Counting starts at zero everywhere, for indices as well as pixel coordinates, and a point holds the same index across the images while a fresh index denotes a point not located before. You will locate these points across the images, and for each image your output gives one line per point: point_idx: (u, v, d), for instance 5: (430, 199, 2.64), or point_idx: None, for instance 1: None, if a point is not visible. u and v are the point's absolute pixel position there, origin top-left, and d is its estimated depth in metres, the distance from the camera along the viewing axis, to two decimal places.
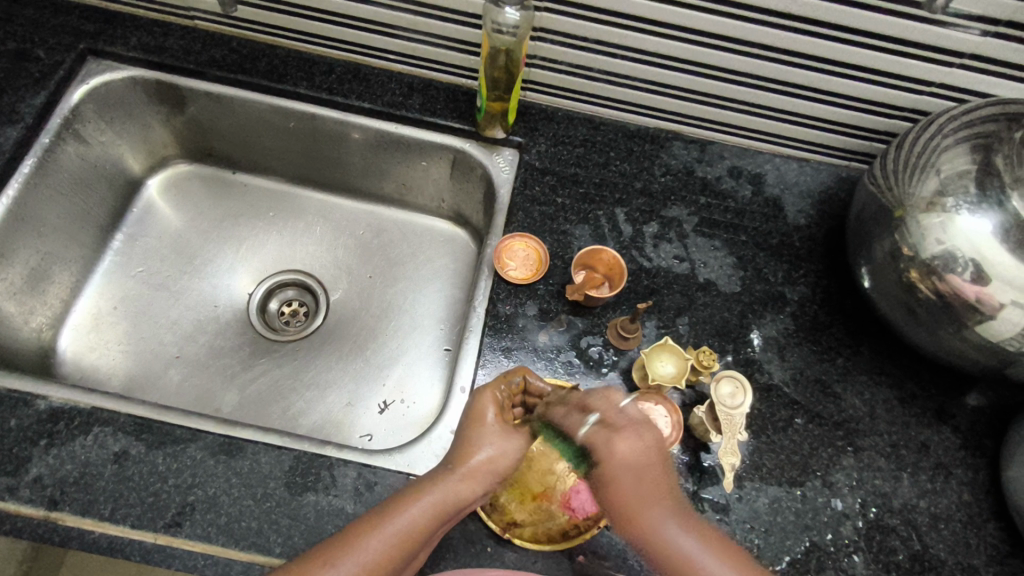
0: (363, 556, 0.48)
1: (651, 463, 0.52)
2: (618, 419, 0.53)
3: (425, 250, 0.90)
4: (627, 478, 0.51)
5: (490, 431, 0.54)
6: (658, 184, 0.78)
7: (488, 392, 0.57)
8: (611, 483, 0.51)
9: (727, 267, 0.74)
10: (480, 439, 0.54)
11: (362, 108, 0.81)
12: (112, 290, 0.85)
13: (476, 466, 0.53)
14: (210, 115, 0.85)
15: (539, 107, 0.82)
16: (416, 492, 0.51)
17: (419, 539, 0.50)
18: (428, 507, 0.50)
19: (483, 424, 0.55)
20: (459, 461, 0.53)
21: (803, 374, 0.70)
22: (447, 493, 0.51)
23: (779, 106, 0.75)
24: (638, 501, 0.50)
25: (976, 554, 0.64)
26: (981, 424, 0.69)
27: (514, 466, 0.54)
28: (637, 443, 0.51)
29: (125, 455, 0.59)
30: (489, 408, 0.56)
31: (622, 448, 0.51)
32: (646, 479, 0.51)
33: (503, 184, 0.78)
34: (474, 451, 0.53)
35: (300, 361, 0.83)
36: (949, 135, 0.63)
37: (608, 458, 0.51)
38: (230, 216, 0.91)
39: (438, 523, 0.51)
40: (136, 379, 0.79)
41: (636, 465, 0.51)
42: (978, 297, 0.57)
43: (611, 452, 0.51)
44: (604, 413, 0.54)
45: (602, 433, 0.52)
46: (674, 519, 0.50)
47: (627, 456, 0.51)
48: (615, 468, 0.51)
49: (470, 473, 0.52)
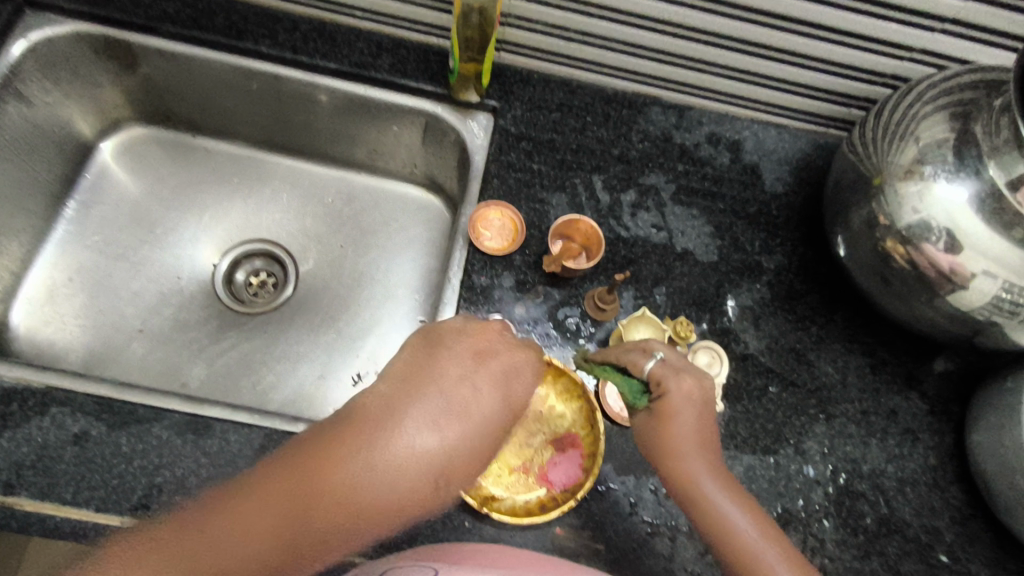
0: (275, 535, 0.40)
1: (705, 407, 0.53)
2: (683, 362, 0.54)
3: (397, 218, 0.87)
4: (686, 417, 0.51)
5: (465, 373, 0.50)
6: (637, 150, 0.77)
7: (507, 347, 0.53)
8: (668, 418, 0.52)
9: (705, 236, 0.74)
10: (448, 386, 0.48)
11: (328, 69, 0.77)
12: (67, 261, 0.81)
13: (402, 461, 0.44)
14: (165, 75, 0.80)
15: (514, 69, 0.79)
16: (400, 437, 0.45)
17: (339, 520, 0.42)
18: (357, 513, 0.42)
19: (443, 350, 0.51)
20: (354, 483, 0.42)
21: (778, 343, 0.70)
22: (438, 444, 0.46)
23: (760, 70, 0.73)
24: (692, 440, 0.51)
25: (939, 516, 0.66)
26: (947, 389, 0.71)
27: (488, 415, 0.49)
28: (703, 385, 0.53)
29: (85, 436, 0.57)
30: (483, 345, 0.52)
31: (688, 385, 0.52)
32: (702, 421, 0.52)
33: (477, 150, 0.75)
34: (407, 442, 0.45)
35: (269, 334, 0.80)
36: (929, 102, 0.63)
37: (676, 393, 0.52)
38: (190, 182, 0.86)
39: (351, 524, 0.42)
40: (96, 354, 0.76)
41: (697, 406, 0.52)
42: (951, 268, 0.58)
43: (677, 385, 0.52)
44: (669, 355, 0.55)
45: (667, 369, 0.53)
46: (714, 474, 0.50)
47: (691, 394, 0.52)
48: (678, 403, 0.52)
49: (407, 462, 0.44)
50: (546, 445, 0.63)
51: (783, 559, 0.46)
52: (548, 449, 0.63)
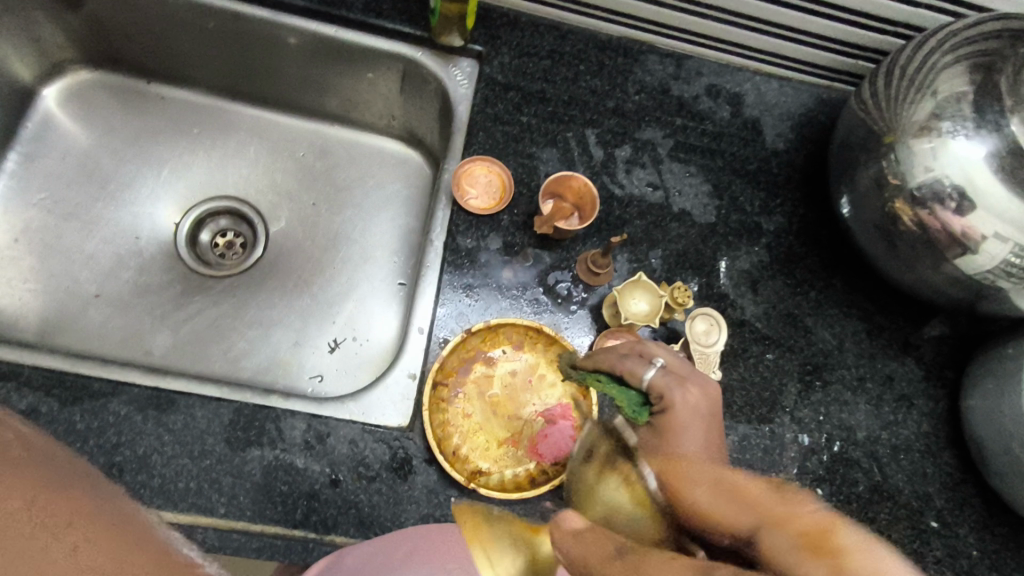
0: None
1: (713, 423, 0.47)
2: (685, 370, 0.49)
3: (374, 174, 0.81)
4: (688, 431, 0.45)
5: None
6: (632, 102, 0.71)
7: None
8: (672, 434, 0.44)
9: (703, 196, 0.70)
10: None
11: (296, 7, 0.70)
12: (12, 220, 0.74)
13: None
14: (112, 13, 0.72)
15: (500, 10, 0.72)
16: None
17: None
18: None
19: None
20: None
21: (775, 309, 0.68)
22: None
23: (765, 16, 0.68)
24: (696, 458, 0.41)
25: (930, 482, 0.65)
26: (943, 355, 0.69)
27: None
28: (709, 397, 0.47)
29: (34, 413, 0.52)
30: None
31: (693, 396, 0.46)
32: (707, 438, 0.45)
33: (460, 100, 0.69)
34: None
35: (238, 299, 0.75)
36: (948, 53, 0.58)
37: (681, 404, 0.46)
38: (147, 134, 0.79)
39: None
40: (48, 322, 0.70)
41: (706, 415, 0.46)
42: (963, 231, 0.55)
43: (683, 396, 0.46)
44: (669, 363, 0.49)
45: (669, 378, 0.47)
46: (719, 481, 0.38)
47: (696, 406, 0.46)
48: (684, 415, 0.46)
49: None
50: (536, 416, 0.60)
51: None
52: (538, 420, 0.60)
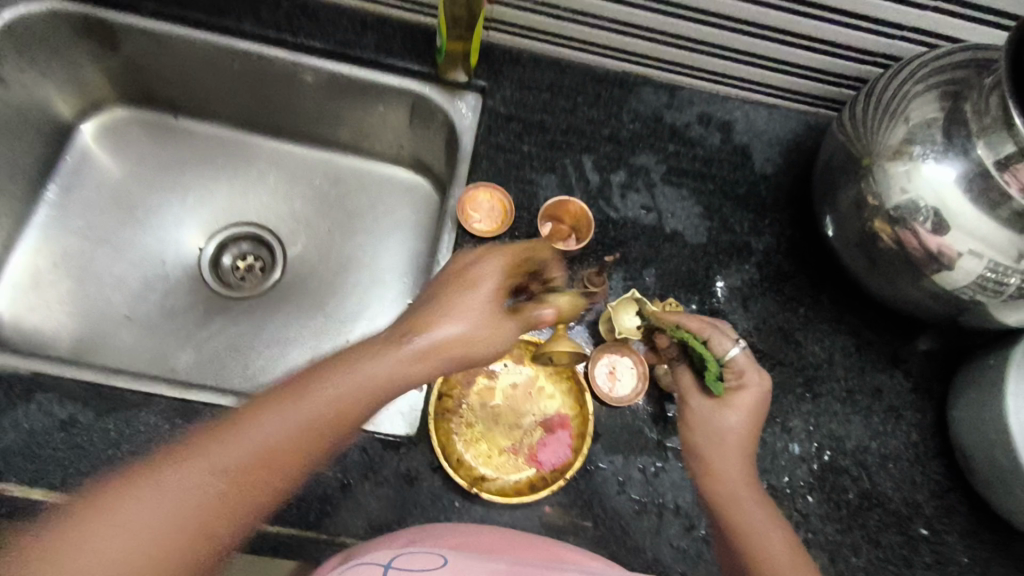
0: (270, 433, 0.43)
1: (758, 421, 0.56)
2: (754, 361, 0.57)
3: (386, 200, 0.86)
4: (735, 423, 0.55)
5: (469, 297, 0.50)
6: (627, 131, 0.76)
7: (492, 261, 0.52)
8: (720, 416, 0.56)
9: (695, 218, 0.74)
10: (452, 310, 0.50)
11: (314, 48, 0.75)
12: (50, 246, 0.79)
13: (433, 345, 0.48)
14: (145, 55, 0.78)
15: (502, 48, 0.78)
16: (349, 360, 0.47)
17: (353, 413, 0.45)
18: (371, 377, 0.46)
19: (468, 289, 0.51)
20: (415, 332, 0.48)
21: (766, 324, 0.71)
22: (396, 366, 0.47)
23: (750, 49, 0.73)
24: (739, 452, 0.54)
25: (919, 490, 0.67)
26: (931, 368, 0.72)
27: (492, 344, 0.51)
28: (764, 396, 0.56)
29: (73, 421, 0.57)
30: (485, 275, 0.51)
31: (756, 387, 0.56)
32: (749, 433, 0.56)
33: (465, 132, 0.74)
34: (438, 322, 0.49)
35: (258, 318, 0.80)
36: (920, 82, 0.62)
37: (735, 393, 0.56)
38: (175, 165, 0.85)
39: (378, 399, 0.46)
40: (84, 339, 0.75)
41: (757, 409, 0.56)
42: (938, 248, 0.58)
43: (746, 384, 0.56)
44: (748, 352, 0.57)
45: (751, 365, 0.56)
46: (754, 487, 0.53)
47: (750, 400, 0.56)
48: (739, 401, 0.55)
49: (423, 346, 0.48)
50: (536, 426, 0.64)
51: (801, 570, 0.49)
52: (537, 430, 0.63)
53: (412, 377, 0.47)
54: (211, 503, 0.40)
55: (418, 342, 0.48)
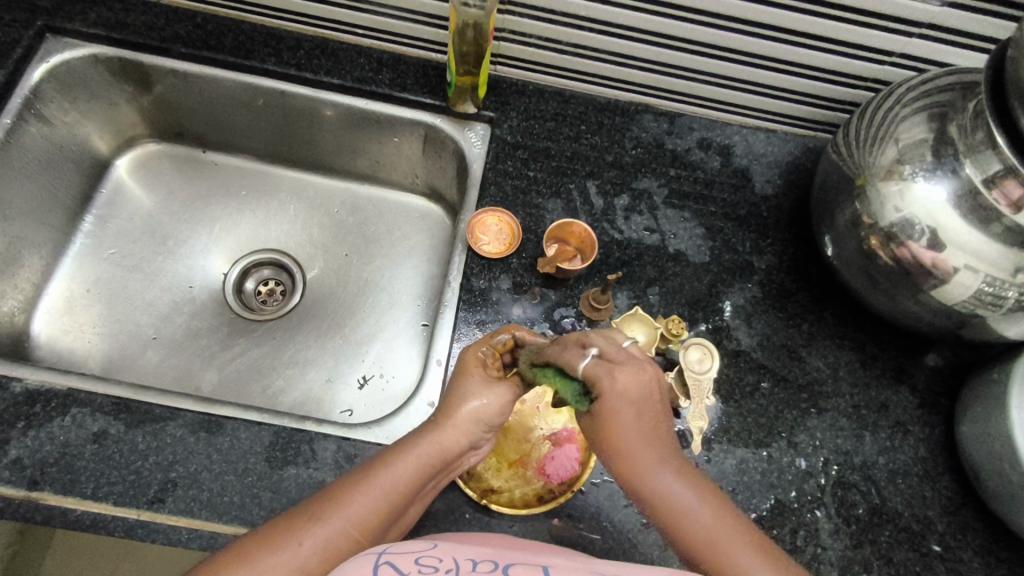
0: (354, 511, 0.49)
1: (648, 403, 0.52)
2: (619, 355, 0.53)
3: (401, 227, 0.90)
4: (624, 416, 0.51)
5: (475, 382, 0.58)
6: (629, 156, 0.79)
7: (473, 349, 0.60)
8: (608, 419, 0.51)
9: (697, 238, 0.76)
10: (466, 392, 0.57)
11: (331, 85, 0.80)
12: (85, 273, 0.84)
13: (465, 416, 0.56)
14: (177, 94, 0.84)
15: (509, 81, 0.82)
16: (400, 448, 0.54)
17: (414, 488, 0.52)
18: (425, 456, 0.53)
19: (467, 376, 0.58)
20: (448, 413, 0.56)
21: (769, 340, 0.72)
22: (438, 439, 0.54)
23: (746, 77, 0.76)
24: (639, 445, 0.50)
25: (930, 505, 0.67)
26: (938, 383, 0.72)
27: (501, 413, 0.58)
28: (641, 378, 0.52)
29: (104, 434, 0.60)
30: (472, 360, 0.59)
31: (623, 380, 0.51)
32: (645, 419, 0.51)
33: (475, 160, 0.78)
34: (464, 402, 0.56)
35: (278, 339, 0.83)
36: (908, 105, 0.65)
37: (608, 391, 0.51)
38: (202, 196, 0.90)
39: (430, 473, 0.54)
40: (115, 361, 0.79)
41: (637, 398, 0.51)
42: (933, 262, 0.59)
43: (612, 383, 0.51)
44: (603, 348, 0.54)
45: (600, 368, 0.52)
46: (668, 469, 0.50)
47: (626, 389, 0.51)
48: (616, 402, 0.51)
49: (458, 424, 0.56)
50: (544, 439, 0.65)
51: (743, 540, 0.46)
52: (545, 443, 0.65)
53: (452, 444, 0.55)
54: (306, 558, 0.46)
55: (455, 420, 0.56)
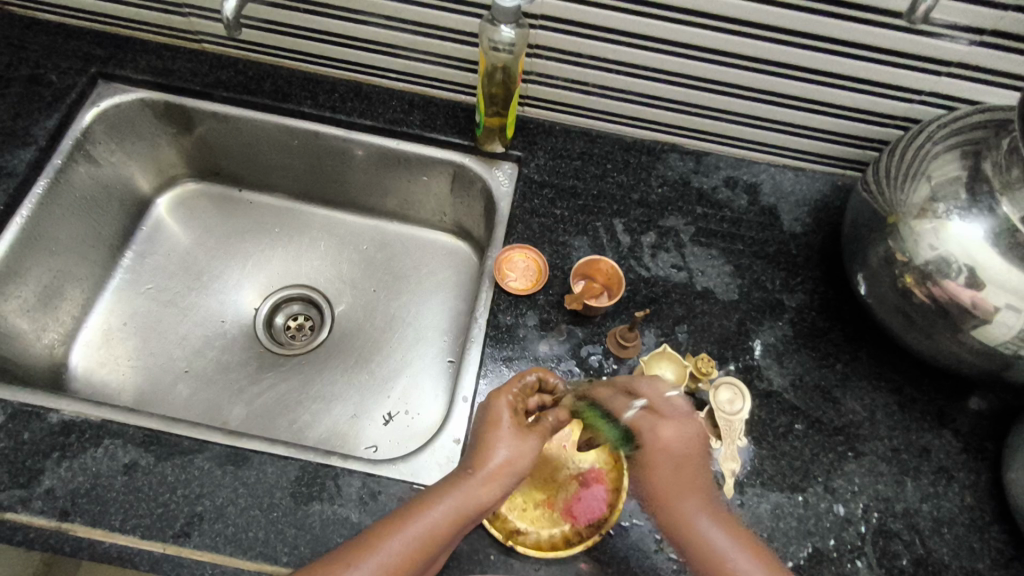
0: (384, 558, 0.50)
1: (692, 453, 0.58)
2: (666, 409, 0.59)
3: (428, 263, 0.91)
4: (668, 463, 0.57)
5: (506, 434, 0.57)
6: (656, 195, 0.80)
7: (502, 398, 0.59)
8: (653, 466, 0.57)
9: (725, 276, 0.75)
10: (497, 442, 0.56)
11: (365, 126, 0.83)
12: (122, 307, 0.86)
13: (494, 469, 0.55)
14: (218, 135, 0.87)
15: (536, 121, 0.84)
16: (431, 498, 0.53)
17: (440, 541, 0.52)
18: (452, 509, 0.53)
19: (500, 427, 0.57)
20: (478, 463, 0.55)
21: (802, 380, 0.71)
22: (467, 492, 0.53)
23: (772, 116, 0.77)
24: (681, 492, 0.56)
25: (980, 558, 0.64)
26: (982, 427, 0.70)
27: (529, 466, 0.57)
28: (682, 430, 0.58)
29: (134, 466, 0.60)
30: (505, 411, 0.58)
31: (666, 433, 0.57)
32: (685, 464, 0.57)
33: (502, 198, 0.79)
34: (493, 455, 0.55)
35: (306, 374, 0.84)
36: (939, 143, 0.64)
37: (653, 443, 0.57)
38: (237, 233, 0.93)
39: (459, 526, 0.53)
40: (147, 394, 0.81)
41: (677, 452, 0.57)
42: (973, 302, 0.58)
43: (656, 437, 0.57)
44: (651, 400, 0.59)
45: (648, 418, 0.58)
46: (707, 512, 0.55)
47: (669, 442, 0.57)
48: (658, 451, 0.57)
49: (487, 475, 0.55)
50: (571, 479, 0.64)
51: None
52: (572, 483, 0.64)
53: (483, 498, 0.54)
54: None
55: (485, 473, 0.55)
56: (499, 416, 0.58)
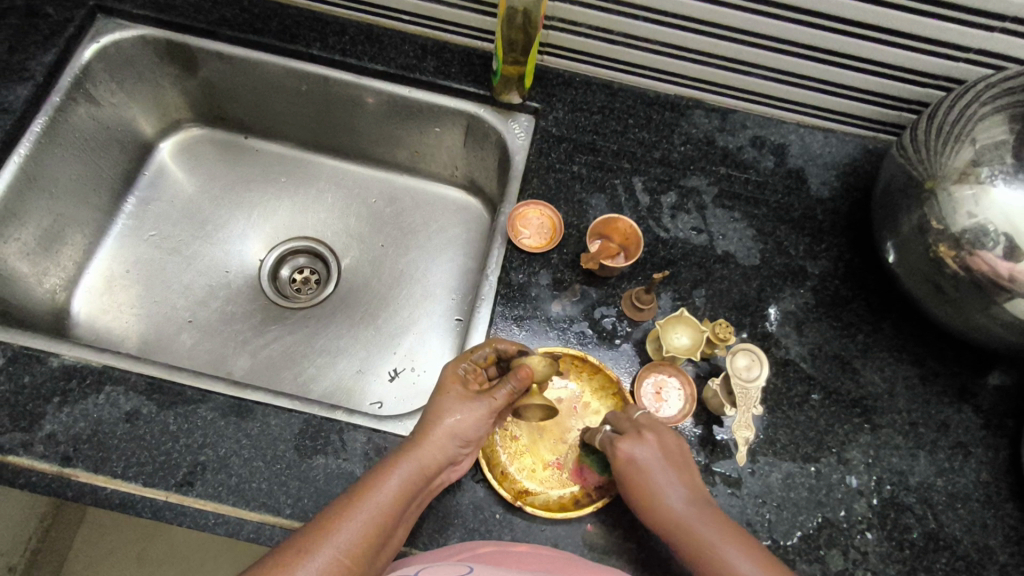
0: (350, 534, 0.46)
1: (666, 456, 0.56)
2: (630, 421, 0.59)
3: (438, 219, 0.89)
4: (632, 464, 0.56)
5: (453, 396, 0.56)
6: (678, 153, 0.76)
7: (450, 365, 0.58)
8: (632, 476, 0.55)
9: (747, 240, 0.73)
10: (444, 408, 0.56)
11: (376, 71, 0.79)
12: (125, 254, 0.85)
13: (446, 432, 0.54)
14: (222, 77, 0.84)
15: (556, 72, 0.80)
16: (387, 467, 0.52)
17: (401, 506, 0.50)
18: (408, 473, 0.51)
19: (446, 392, 0.57)
20: (428, 428, 0.54)
21: (821, 349, 0.68)
22: (420, 456, 0.52)
23: (806, 72, 0.72)
24: (664, 496, 0.54)
25: (992, 534, 0.63)
26: (1003, 404, 0.68)
27: (481, 429, 0.56)
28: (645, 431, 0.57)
29: (137, 414, 0.59)
30: (450, 377, 0.58)
31: (630, 443, 0.56)
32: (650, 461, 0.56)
33: (517, 151, 0.76)
34: (443, 417, 0.55)
35: (311, 328, 0.82)
36: (987, 103, 0.60)
37: (621, 457, 0.56)
38: (241, 182, 0.90)
39: (416, 491, 0.52)
40: (150, 342, 0.80)
41: (653, 459, 0.55)
42: (1010, 274, 0.55)
43: (620, 447, 0.56)
44: (616, 423, 0.59)
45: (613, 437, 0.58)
46: (695, 512, 0.53)
47: (643, 454, 0.56)
48: (630, 465, 0.56)
49: (440, 437, 0.54)
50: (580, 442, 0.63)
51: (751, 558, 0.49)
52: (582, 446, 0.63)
53: (437, 460, 0.53)
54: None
55: (438, 435, 0.54)
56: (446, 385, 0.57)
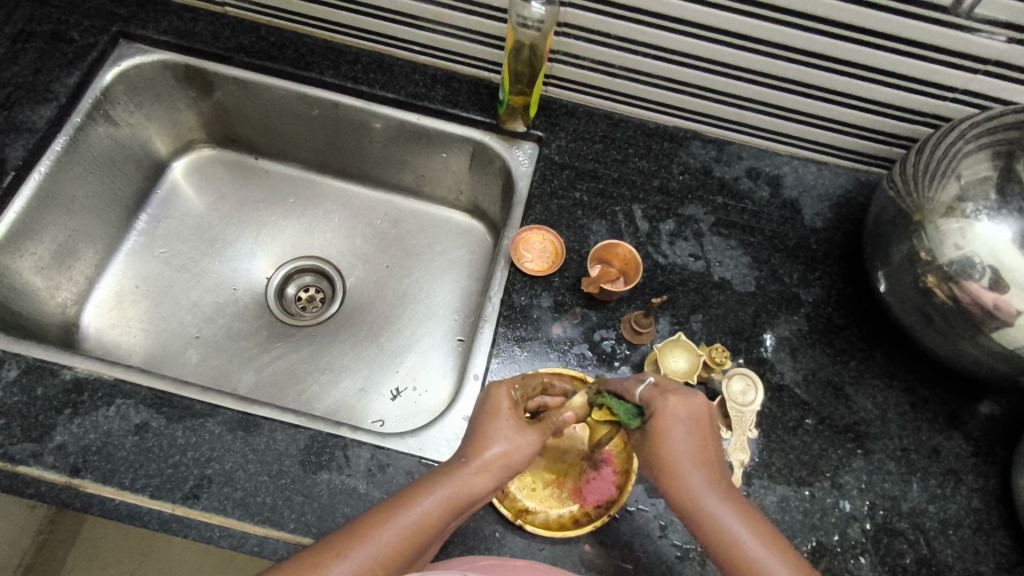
0: (376, 549, 0.46)
1: (698, 423, 0.53)
2: (674, 384, 0.55)
3: (441, 241, 0.91)
4: (679, 438, 0.52)
5: (504, 427, 0.53)
6: (677, 182, 0.79)
7: (504, 387, 0.56)
8: (661, 436, 0.52)
9: (743, 267, 0.75)
10: (494, 434, 0.53)
11: (386, 98, 0.82)
12: (135, 270, 0.86)
13: (490, 460, 0.52)
14: (237, 101, 0.87)
15: (560, 102, 0.83)
16: (428, 484, 0.50)
17: (432, 531, 0.49)
18: (444, 499, 0.49)
19: (497, 418, 0.54)
20: (473, 453, 0.52)
21: (814, 375, 0.70)
22: (460, 483, 0.50)
23: (800, 108, 0.75)
24: (684, 463, 0.51)
25: (983, 561, 0.64)
26: (992, 432, 0.69)
27: (528, 461, 0.54)
28: (692, 404, 0.53)
29: (145, 427, 0.61)
30: (505, 401, 0.55)
31: (675, 404, 0.53)
32: (694, 437, 0.52)
33: (521, 177, 0.79)
34: (489, 445, 0.52)
35: (315, 346, 0.84)
36: (971, 141, 0.63)
37: (660, 412, 0.53)
38: (251, 202, 0.92)
39: (453, 515, 0.50)
40: (156, 357, 0.81)
41: (685, 420, 0.53)
42: (995, 304, 0.57)
43: (664, 405, 0.53)
44: (660, 379, 0.56)
45: (656, 391, 0.55)
46: (718, 489, 0.50)
47: (678, 413, 0.53)
48: (666, 422, 0.52)
49: (485, 466, 0.52)
50: (580, 460, 0.64)
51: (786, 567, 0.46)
52: (582, 464, 0.64)
53: (478, 490, 0.51)
54: None
55: (480, 463, 0.52)
56: (496, 408, 0.55)
